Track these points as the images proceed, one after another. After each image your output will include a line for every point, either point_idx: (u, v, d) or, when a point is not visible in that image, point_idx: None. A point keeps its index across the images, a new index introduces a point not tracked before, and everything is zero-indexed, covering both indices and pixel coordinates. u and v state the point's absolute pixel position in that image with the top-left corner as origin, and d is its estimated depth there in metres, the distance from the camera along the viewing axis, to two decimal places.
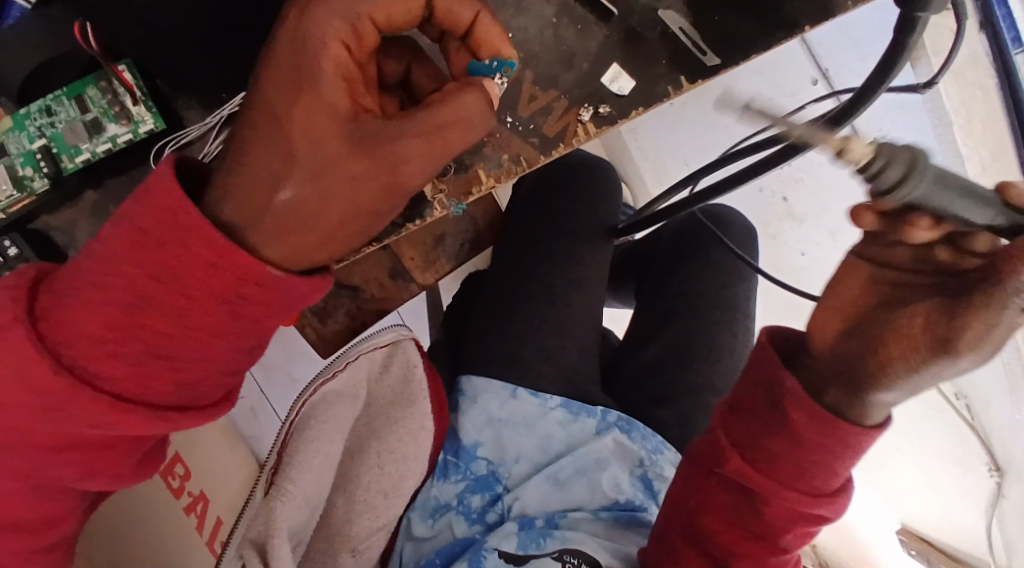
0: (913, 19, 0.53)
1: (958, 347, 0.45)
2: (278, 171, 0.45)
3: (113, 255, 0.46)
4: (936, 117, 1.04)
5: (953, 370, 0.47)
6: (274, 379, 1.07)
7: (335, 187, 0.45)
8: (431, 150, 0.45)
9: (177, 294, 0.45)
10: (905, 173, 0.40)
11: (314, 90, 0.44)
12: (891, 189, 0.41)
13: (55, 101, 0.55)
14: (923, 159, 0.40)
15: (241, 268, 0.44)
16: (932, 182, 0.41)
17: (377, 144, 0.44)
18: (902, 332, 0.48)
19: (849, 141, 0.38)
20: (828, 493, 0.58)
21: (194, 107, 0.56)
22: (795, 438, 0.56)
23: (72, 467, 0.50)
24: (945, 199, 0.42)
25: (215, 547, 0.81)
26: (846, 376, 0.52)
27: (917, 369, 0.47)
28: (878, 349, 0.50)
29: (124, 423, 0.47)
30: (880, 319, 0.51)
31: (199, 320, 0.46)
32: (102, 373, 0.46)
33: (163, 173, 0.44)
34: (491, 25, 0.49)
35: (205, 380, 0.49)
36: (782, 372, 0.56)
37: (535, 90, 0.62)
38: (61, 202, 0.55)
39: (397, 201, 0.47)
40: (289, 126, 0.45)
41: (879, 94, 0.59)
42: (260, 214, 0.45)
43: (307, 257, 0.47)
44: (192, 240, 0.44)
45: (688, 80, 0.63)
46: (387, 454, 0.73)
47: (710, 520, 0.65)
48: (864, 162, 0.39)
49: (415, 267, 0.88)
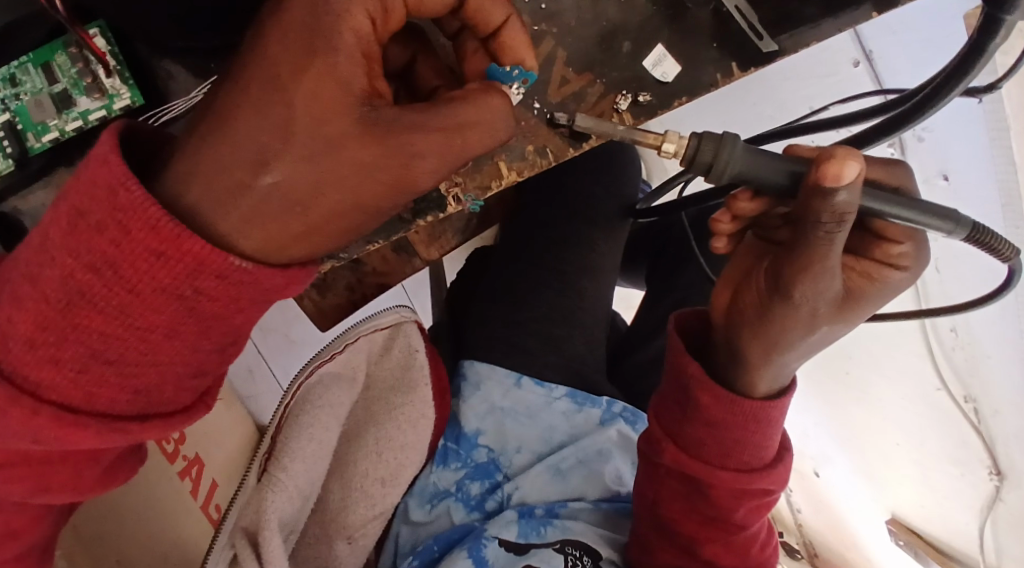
0: (996, 22, 0.45)
1: (790, 286, 0.46)
2: (266, 148, 0.36)
3: (49, 241, 0.37)
4: (992, 122, 0.86)
5: (803, 315, 0.47)
6: (270, 340, 1.02)
7: (332, 175, 0.37)
8: (448, 150, 0.38)
9: (119, 289, 0.37)
10: (716, 149, 0.45)
11: (329, 58, 0.36)
12: (709, 166, 0.46)
13: (19, 69, 0.48)
14: (732, 142, 0.45)
15: (196, 260, 0.36)
16: (746, 156, 0.45)
17: (390, 133, 0.37)
18: (753, 285, 0.50)
19: (665, 134, 0.45)
20: (757, 468, 0.59)
21: (180, 77, 0.50)
22: (705, 418, 0.57)
23: (23, 482, 0.43)
24: (758, 172, 0.46)
25: (209, 512, 0.73)
26: (729, 346, 0.54)
27: (765, 315, 0.49)
28: (737, 304, 0.52)
29: (73, 440, 0.40)
30: (744, 282, 0.52)
31: (149, 318, 0.38)
32: (42, 382, 0.38)
33: (108, 145, 0.35)
34: (519, 30, 0.45)
35: (166, 386, 0.41)
36: (683, 356, 0.57)
37: (567, 72, 0.55)
38: (28, 185, 0.48)
39: (401, 200, 0.39)
40: (287, 97, 0.36)
41: (952, 98, 0.51)
42: (234, 197, 0.37)
43: (287, 250, 0.39)
44: (132, 224, 0.35)
45: (740, 68, 0.57)
46: (387, 441, 0.67)
47: (668, 509, 0.65)
48: (682, 151, 0.46)
49: (419, 242, 0.79)
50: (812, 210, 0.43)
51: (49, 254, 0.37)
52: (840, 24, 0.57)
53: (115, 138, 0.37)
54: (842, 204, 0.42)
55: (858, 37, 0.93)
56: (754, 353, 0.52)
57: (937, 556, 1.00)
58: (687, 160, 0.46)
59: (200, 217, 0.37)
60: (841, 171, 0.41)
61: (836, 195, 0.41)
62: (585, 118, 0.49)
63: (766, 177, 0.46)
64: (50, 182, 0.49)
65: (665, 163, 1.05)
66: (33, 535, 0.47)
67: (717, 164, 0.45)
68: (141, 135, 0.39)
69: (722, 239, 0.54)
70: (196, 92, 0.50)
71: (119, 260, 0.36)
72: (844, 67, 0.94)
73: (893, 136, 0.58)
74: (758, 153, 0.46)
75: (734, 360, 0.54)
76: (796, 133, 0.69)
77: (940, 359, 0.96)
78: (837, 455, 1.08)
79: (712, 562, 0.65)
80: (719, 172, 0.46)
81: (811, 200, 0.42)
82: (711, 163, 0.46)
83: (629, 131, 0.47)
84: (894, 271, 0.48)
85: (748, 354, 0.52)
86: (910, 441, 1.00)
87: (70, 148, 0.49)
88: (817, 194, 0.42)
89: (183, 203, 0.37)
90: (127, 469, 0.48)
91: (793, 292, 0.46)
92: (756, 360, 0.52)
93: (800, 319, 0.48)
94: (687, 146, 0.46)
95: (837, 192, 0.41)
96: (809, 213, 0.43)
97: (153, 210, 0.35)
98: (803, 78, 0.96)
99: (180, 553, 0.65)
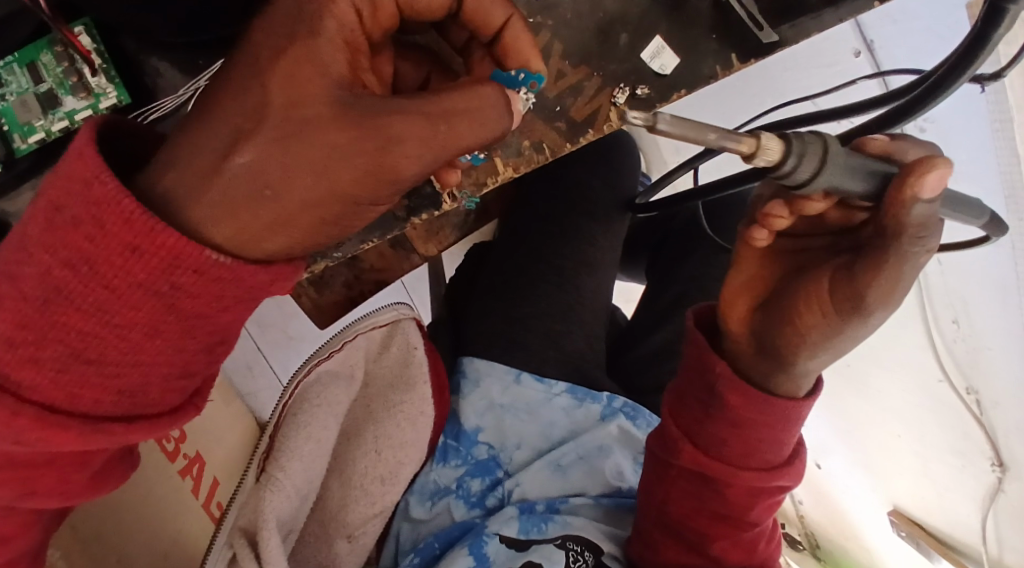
0: (1000, 12, 0.43)
1: (871, 305, 0.46)
2: (238, 129, 0.36)
3: (30, 241, 0.37)
4: (997, 116, 0.87)
5: (871, 325, 0.48)
6: (269, 336, 1.01)
7: (307, 157, 0.35)
8: (432, 136, 0.36)
9: (96, 286, 0.36)
10: (820, 159, 0.42)
11: (308, 43, 0.36)
12: (806, 178, 0.42)
13: (4, 69, 0.47)
14: (833, 147, 0.42)
15: (171, 254, 0.35)
16: (842, 165, 0.43)
17: (367, 116, 0.35)
18: (811, 298, 0.49)
19: (760, 139, 0.40)
20: (779, 465, 0.59)
21: (166, 73, 0.50)
22: (734, 419, 0.56)
23: (10, 485, 0.43)
24: (845, 179, 0.43)
25: (211, 509, 0.73)
26: (768, 351, 0.53)
27: (836, 333, 0.48)
28: (794, 323, 0.50)
29: (57, 441, 0.39)
30: (788, 290, 0.51)
31: (128, 315, 0.37)
32: (24, 382, 0.38)
33: (85, 147, 0.35)
34: (521, 31, 0.43)
35: (152, 387, 0.41)
36: (711, 355, 0.56)
37: (564, 65, 0.54)
38: (10, 185, 0.48)
39: (383, 190, 0.37)
40: (265, 80, 0.36)
41: (961, 85, 0.50)
42: (207, 181, 0.36)
43: (262, 243, 0.37)
44: (107, 218, 0.35)
45: (740, 59, 0.56)
46: (385, 439, 0.66)
47: (676, 507, 0.64)
48: (777, 158, 0.41)
49: (417, 237, 0.79)
50: (897, 226, 0.43)
51: (29, 252, 0.37)
52: (841, 15, 0.55)
53: (88, 133, 0.36)
54: (923, 217, 0.43)
55: (858, 27, 0.92)
56: (801, 358, 0.51)
57: (938, 545, 1.00)
58: (780, 168, 0.41)
59: (177, 206, 0.36)
60: (926, 180, 0.42)
61: (919, 206, 0.42)
62: (670, 120, 0.35)
63: (854, 186, 0.44)
64: (36, 182, 0.48)
65: (664, 156, 1.05)
66: (26, 539, 0.47)
67: (818, 176, 0.42)
68: (116, 132, 0.38)
69: (764, 230, 0.50)
70: (185, 90, 0.49)
71: (94, 255, 0.36)
72: (845, 57, 0.94)
73: (898, 128, 0.56)
74: (852, 160, 0.43)
75: (777, 367, 0.53)
76: (791, 125, 0.65)
77: (942, 352, 0.95)
78: (836, 447, 1.08)
79: (719, 557, 0.64)
80: (814, 184, 0.43)
81: (894, 215, 0.43)
82: (811, 174, 0.42)
83: (728, 138, 0.38)
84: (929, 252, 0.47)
85: (789, 354, 0.51)
86: (910, 433, 1.00)
87: (57, 149, 0.48)
88: (904, 207, 0.42)
89: (162, 206, 0.36)
90: (118, 476, 0.48)
91: (871, 309, 0.46)
92: (801, 367, 0.52)
93: (868, 329, 0.48)
94: (785, 153, 0.41)
95: (924, 204, 0.42)
96: (897, 229, 0.43)
97: (127, 202, 0.34)
98: (803, 68, 0.96)
99: (179, 552, 0.64)
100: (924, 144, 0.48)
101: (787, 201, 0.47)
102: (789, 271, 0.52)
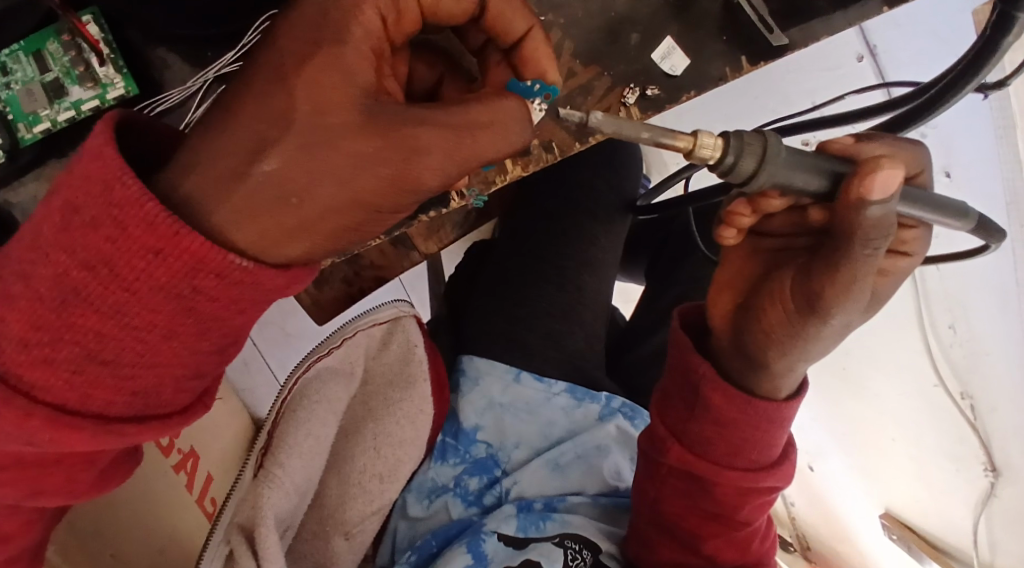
0: (1009, 19, 0.43)
1: (829, 308, 0.45)
2: (261, 135, 0.35)
3: (44, 239, 0.36)
4: (999, 123, 0.88)
5: (836, 328, 0.47)
6: (266, 332, 1.01)
7: (328, 164, 0.35)
8: (454, 147, 0.36)
9: (115, 287, 0.36)
10: (761, 154, 0.41)
11: (333, 49, 0.36)
12: (749, 174, 0.42)
13: (9, 57, 0.46)
14: (775, 143, 0.42)
15: (195, 258, 0.35)
16: (788, 162, 0.43)
17: (392, 126, 0.35)
18: (776, 297, 0.49)
19: (697, 136, 0.40)
20: (765, 466, 0.59)
21: (172, 63, 0.49)
22: (717, 418, 0.56)
23: (15, 484, 0.42)
24: (794, 177, 0.43)
25: (205, 505, 0.72)
26: (746, 354, 0.53)
27: (796, 333, 0.48)
28: (760, 323, 0.50)
29: (68, 443, 0.39)
30: (758, 290, 0.51)
31: (147, 318, 0.37)
32: (37, 384, 0.37)
33: (100, 145, 0.34)
34: (541, 41, 0.43)
35: (164, 388, 0.40)
36: (692, 356, 0.57)
37: (574, 64, 0.54)
38: (13, 176, 0.47)
39: (406, 200, 0.37)
40: (290, 86, 0.35)
41: (969, 91, 0.50)
42: (229, 186, 0.35)
43: (284, 248, 0.37)
44: (128, 221, 0.34)
45: (749, 61, 0.55)
46: (385, 437, 0.65)
47: (669, 507, 0.64)
48: (716, 155, 0.41)
49: (417, 233, 0.78)
50: (851, 227, 0.43)
51: (43, 251, 0.36)
52: (850, 17, 0.56)
53: (101, 129, 0.35)
54: (876, 218, 0.42)
55: (862, 32, 0.93)
56: (777, 363, 0.51)
57: (928, 549, 1.01)
58: (720, 164, 0.42)
59: (195, 207, 0.36)
60: (873, 182, 0.42)
61: (871, 209, 0.42)
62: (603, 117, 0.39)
63: (807, 183, 0.44)
64: (41, 174, 0.47)
65: (665, 157, 1.05)
66: (27, 537, 0.47)
67: (761, 172, 0.42)
68: (130, 130, 0.37)
69: (731, 229, 0.51)
70: (194, 82, 0.48)
71: (113, 257, 0.35)
72: (848, 60, 0.94)
73: (905, 133, 0.56)
74: (799, 158, 0.43)
75: (749, 366, 0.54)
76: (803, 128, 0.65)
77: (939, 356, 0.97)
78: (833, 450, 1.08)
79: (712, 556, 0.64)
80: (758, 182, 0.43)
81: (847, 216, 0.43)
82: (755, 169, 0.42)
83: (662, 135, 0.39)
84: (905, 258, 0.48)
85: (766, 356, 0.51)
86: (905, 437, 1.01)
87: (63, 140, 0.47)
88: (856, 209, 0.42)
89: (178, 206, 0.36)
90: (124, 472, 0.47)
91: (829, 312, 0.45)
92: (778, 370, 0.52)
93: (834, 333, 0.47)
94: (722, 150, 0.41)
95: (877, 206, 0.42)
96: (851, 231, 0.43)
97: (146, 203, 0.34)
98: (806, 71, 0.96)
99: (177, 550, 0.63)
100: (895, 142, 0.47)
101: (748, 199, 0.48)
102: (765, 271, 0.52)
